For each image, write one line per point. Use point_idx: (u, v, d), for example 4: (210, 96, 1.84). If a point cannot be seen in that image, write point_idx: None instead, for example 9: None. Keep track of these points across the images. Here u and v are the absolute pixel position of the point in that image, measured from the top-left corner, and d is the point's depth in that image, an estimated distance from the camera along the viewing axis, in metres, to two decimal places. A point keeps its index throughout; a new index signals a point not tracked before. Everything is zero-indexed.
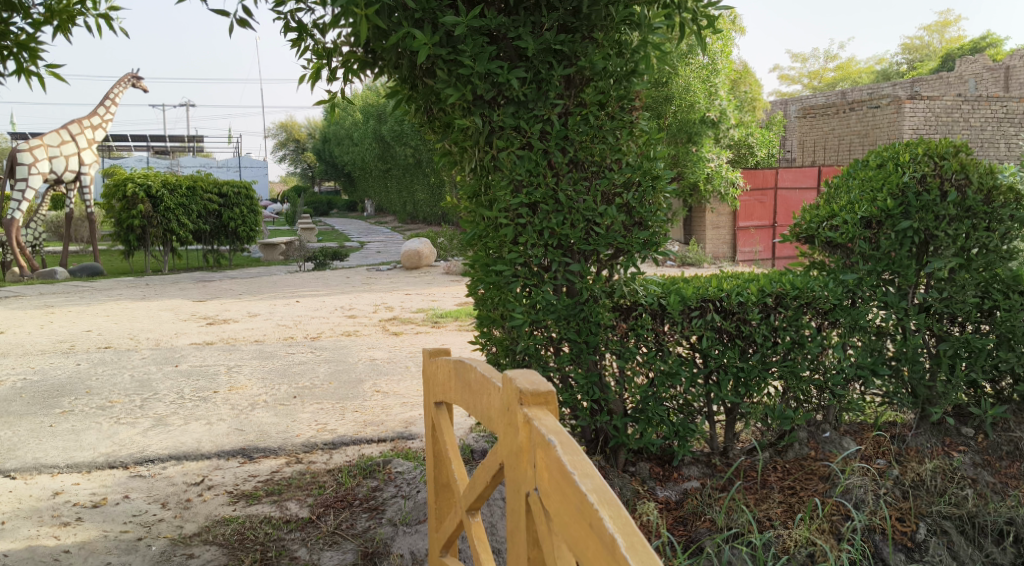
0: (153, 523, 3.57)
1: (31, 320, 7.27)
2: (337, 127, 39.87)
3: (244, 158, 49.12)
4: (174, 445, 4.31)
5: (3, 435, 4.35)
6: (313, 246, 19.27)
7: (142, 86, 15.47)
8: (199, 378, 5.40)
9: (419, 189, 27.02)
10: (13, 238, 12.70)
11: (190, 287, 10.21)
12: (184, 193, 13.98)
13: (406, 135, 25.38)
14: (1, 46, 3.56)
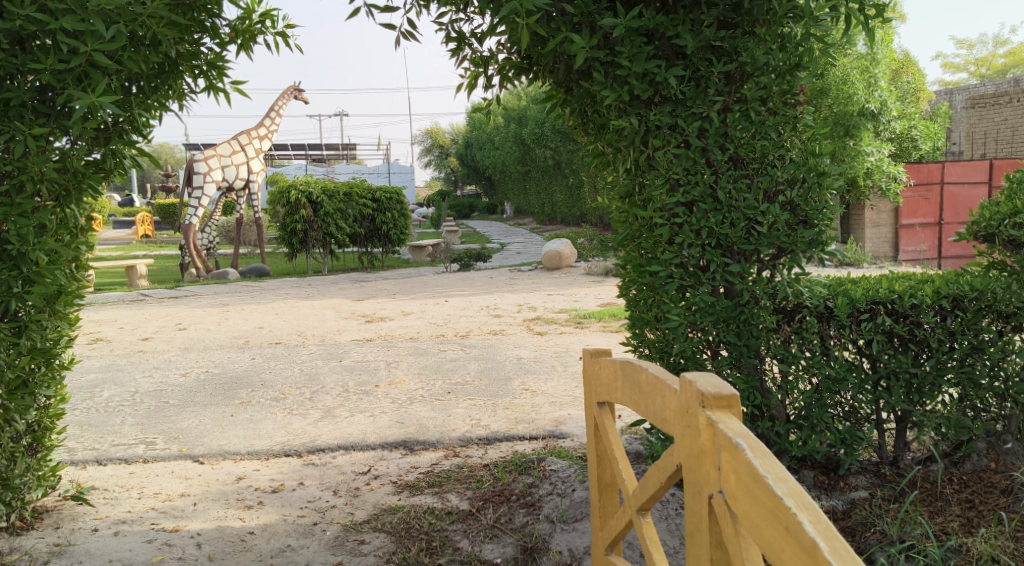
0: (326, 509, 3.78)
1: (210, 317, 7.86)
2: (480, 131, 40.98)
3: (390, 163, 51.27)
4: (343, 435, 4.55)
5: (191, 423, 4.72)
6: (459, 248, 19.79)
7: (304, 99, 16.35)
8: (361, 372, 5.68)
9: (557, 190, 27.16)
10: (192, 242, 13.71)
11: (347, 287, 10.71)
12: (342, 199, 14.71)
13: (546, 136, 25.54)
14: (193, 66, 3.81)
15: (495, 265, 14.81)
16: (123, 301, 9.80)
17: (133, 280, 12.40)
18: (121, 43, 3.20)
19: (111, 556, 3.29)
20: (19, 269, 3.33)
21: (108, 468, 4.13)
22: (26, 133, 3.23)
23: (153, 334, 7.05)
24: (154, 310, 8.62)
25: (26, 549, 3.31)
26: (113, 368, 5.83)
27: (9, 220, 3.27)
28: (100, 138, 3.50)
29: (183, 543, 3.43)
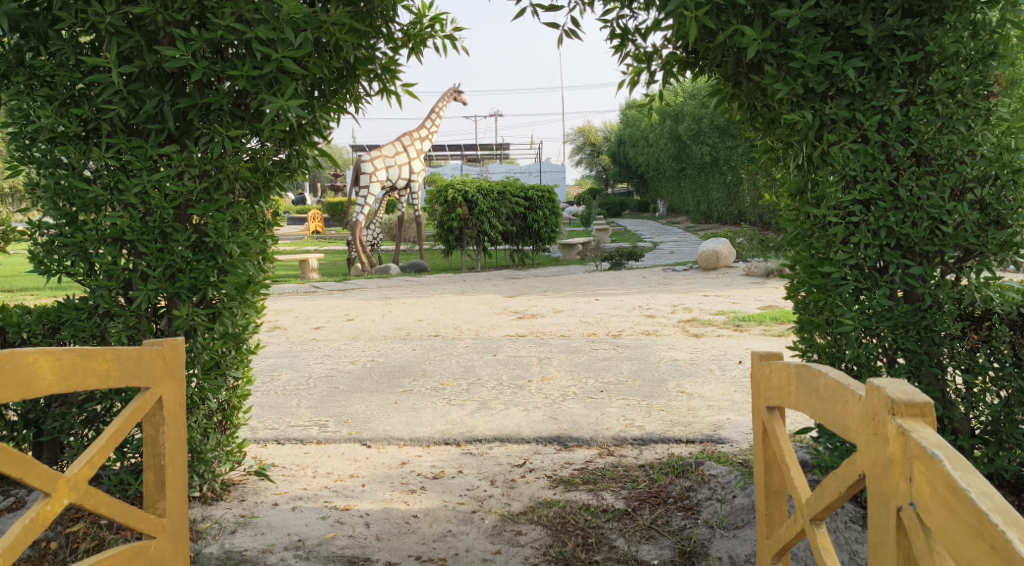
0: (485, 498, 3.86)
1: (374, 309, 8.26)
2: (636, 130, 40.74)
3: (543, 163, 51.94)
4: (499, 427, 4.65)
5: (358, 409, 4.97)
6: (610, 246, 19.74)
7: (462, 101, 16.80)
8: (515, 367, 5.78)
9: (712, 188, 26.54)
10: (358, 238, 14.47)
11: (501, 283, 10.93)
12: (496, 197, 15.00)
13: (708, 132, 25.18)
14: (369, 71, 4.00)
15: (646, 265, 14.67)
16: (297, 292, 10.46)
17: (306, 273, 13.22)
18: (308, 50, 3.40)
19: (290, 530, 3.52)
20: (216, 260, 3.62)
21: (286, 447, 4.41)
22: (224, 135, 3.50)
23: (324, 323, 7.47)
24: (324, 301, 9.14)
25: (216, 518, 3.59)
26: (289, 354, 6.23)
27: (208, 215, 3.55)
28: (287, 139, 3.74)
29: (353, 522, 3.61)
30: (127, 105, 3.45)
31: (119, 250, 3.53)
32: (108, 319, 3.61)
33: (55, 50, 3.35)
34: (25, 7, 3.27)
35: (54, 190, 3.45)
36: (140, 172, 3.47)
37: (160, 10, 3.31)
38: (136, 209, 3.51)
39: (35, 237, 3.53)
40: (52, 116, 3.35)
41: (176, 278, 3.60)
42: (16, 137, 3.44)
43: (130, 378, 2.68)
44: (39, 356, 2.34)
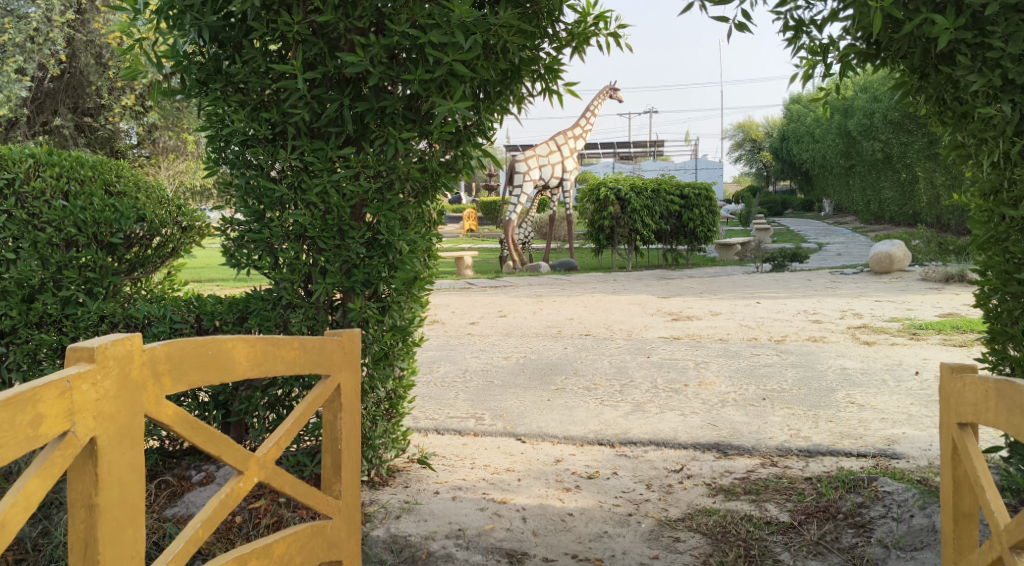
0: (641, 502, 3.81)
1: (526, 306, 8.37)
2: (800, 125, 39.18)
3: (696, 161, 50.91)
4: (654, 431, 4.58)
5: (513, 404, 5.05)
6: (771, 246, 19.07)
7: (617, 98, 16.69)
8: (671, 370, 5.68)
9: (886, 186, 25.06)
10: (511, 237, 14.70)
11: (654, 284, 10.77)
12: (649, 196, 14.83)
13: (877, 126, 23.72)
14: (533, 71, 3.97)
15: (809, 267, 14.07)
16: (452, 288, 10.76)
17: (461, 269, 13.58)
18: (477, 53, 3.45)
19: (451, 519, 3.62)
20: (387, 257, 3.79)
21: (445, 437, 4.55)
22: (396, 137, 3.64)
23: (479, 319, 7.65)
24: (478, 297, 9.35)
25: (382, 502, 3.75)
26: (446, 348, 6.42)
27: (381, 213, 3.71)
28: (454, 141, 3.84)
29: (511, 515, 3.66)
30: (311, 109, 3.65)
31: (301, 246, 3.75)
32: (289, 310, 3.85)
33: (248, 58, 3.58)
34: (224, 19, 3.51)
35: (245, 189, 3.72)
36: (321, 173, 3.67)
37: (342, 18, 3.46)
38: (316, 207, 3.71)
39: (226, 233, 3.81)
40: (245, 121, 3.60)
41: (351, 273, 3.80)
42: (212, 139, 3.72)
43: (313, 365, 2.84)
44: (236, 343, 2.52)
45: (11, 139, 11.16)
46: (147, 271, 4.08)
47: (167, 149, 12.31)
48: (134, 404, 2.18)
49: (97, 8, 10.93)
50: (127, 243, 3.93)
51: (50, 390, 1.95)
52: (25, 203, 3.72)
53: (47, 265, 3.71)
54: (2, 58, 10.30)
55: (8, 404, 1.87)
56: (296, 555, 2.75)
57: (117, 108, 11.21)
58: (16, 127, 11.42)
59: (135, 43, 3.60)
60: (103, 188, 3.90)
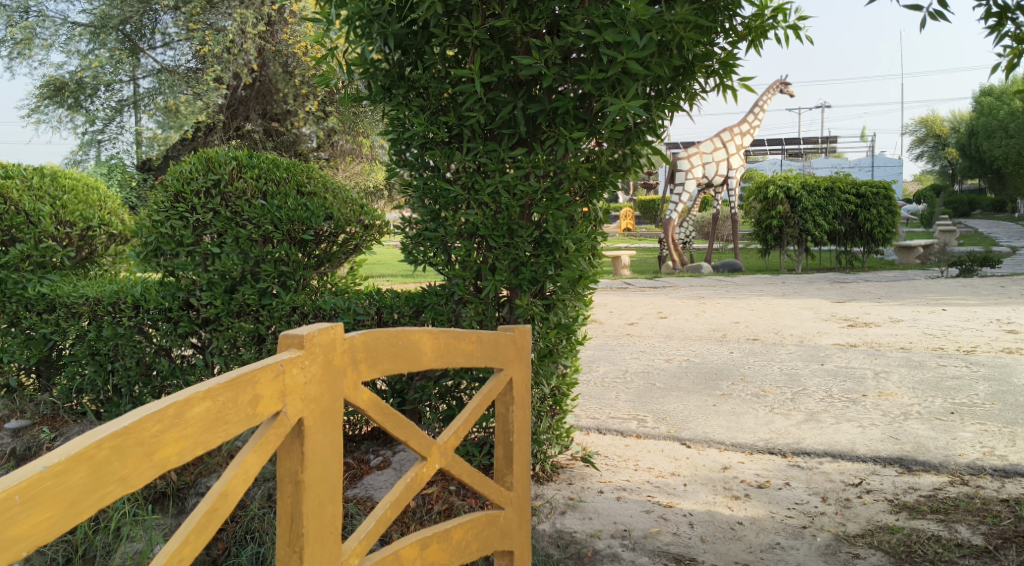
0: (816, 514, 3.66)
1: (688, 307, 8.24)
2: (990, 119, 36.27)
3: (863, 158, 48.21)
4: (829, 442, 4.38)
5: (677, 407, 4.98)
6: (957, 249, 17.76)
7: (788, 93, 16.11)
8: (846, 379, 5.42)
9: None
10: (671, 236, 14.48)
11: (825, 287, 10.30)
12: (823, 194, 14.19)
13: None
14: (708, 67, 3.86)
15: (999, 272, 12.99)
16: (611, 287, 10.75)
17: (618, 269, 13.54)
18: (652, 51, 3.38)
19: (616, 518, 3.61)
20: (553, 255, 3.78)
21: (607, 437, 4.55)
22: (567, 137, 3.63)
23: (639, 319, 7.60)
24: (639, 297, 9.30)
25: (547, 497, 3.79)
26: (607, 348, 6.42)
27: (549, 213, 3.72)
28: (623, 139, 3.76)
29: (677, 520, 3.61)
30: (486, 111, 3.72)
31: (472, 244, 3.85)
32: (461, 305, 3.96)
33: (429, 64, 3.73)
34: (408, 27, 3.65)
35: (422, 190, 3.88)
36: (494, 174, 3.73)
37: (519, 22, 3.51)
38: (489, 207, 3.77)
39: (405, 232, 4.00)
40: (424, 124, 3.74)
41: (519, 271, 3.83)
42: (394, 143, 3.92)
43: (489, 359, 2.92)
44: (422, 335, 2.64)
45: (209, 143, 12.12)
46: (332, 267, 4.33)
47: (345, 152, 12.86)
48: (334, 389, 2.32)
49: (285, 19, 11.57)
50: (316, 240, 4.23)
51: (266, 372, 2.11)
52: (229, 202, 4.08)
53: (247, 258, 4.04)
54: (205, 70, 11.27)
55: (233, 383, 2.04)
56: (470, 542, 2.83)
57: (301, 113, 11.86)
58: (213, 132, 12.37)
59: (328, 51, 3.83)
60: (296, 188, 4.18)
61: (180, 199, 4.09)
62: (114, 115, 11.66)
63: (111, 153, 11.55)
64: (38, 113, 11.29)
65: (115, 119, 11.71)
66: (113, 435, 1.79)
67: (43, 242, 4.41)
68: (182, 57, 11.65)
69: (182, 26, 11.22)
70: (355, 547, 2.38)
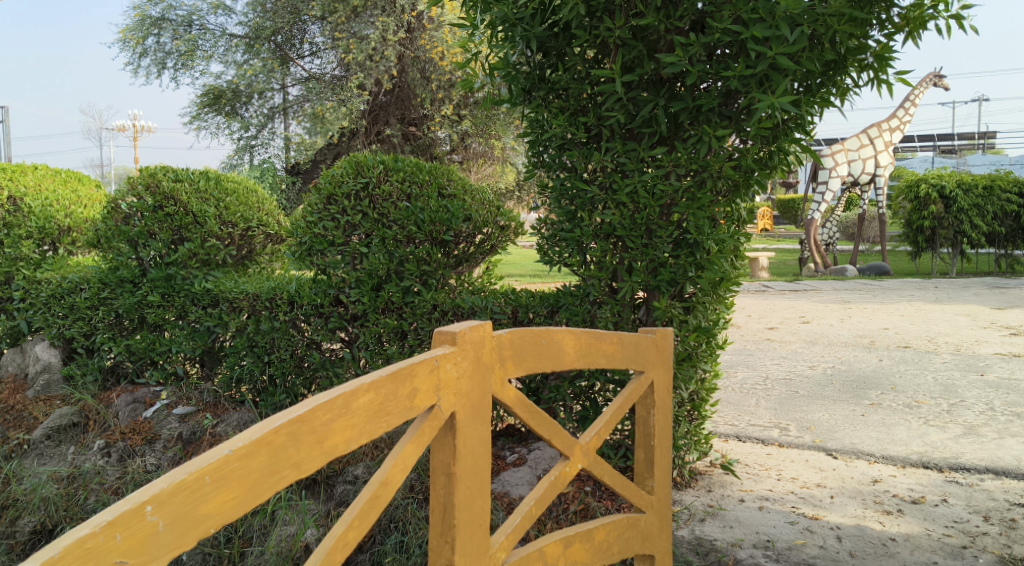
0: (977, 534, 3.43)
1: (833, 312, 7.91)
2: None
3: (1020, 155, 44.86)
4: (992, 458, 4.10)
5: (822, 416, 4.79)
6: None
7: (943, 86, 15.19)
8: (1010, 392, 5.05)
9: None
10: (813, 237, 13.89)
11: (984, 293, 9.66)
12: (981, 193, 13.27)
13: None
14: (862, 61, 3.67)
15: None
16: (750, 290, 10.48)
17: (756, 271, 13.22)
18: (804, 45, 3.27)
19: (758, 528, 3.52)
20: (695, 257, 3.71)
21: (748, 445, 4.43)
22: (711, 135, 3.54)
23: (779, 324, 7.36)
24: (779, 301, 9.01)
25: (687, 503, 3.73)
26: (746, 353, 6.26)
27: (690, 212, 3.65)
28: (770, 136, 3.63)
29: (824, 533, 3.48)
30: (626, 111, 3.69)
31: (609, 245, 3.81)
32: (597, 306, 3.92)
33: (570, 65, 3.71)
34: (550, 29, 3.65)
35: (559, 191, 3.88)
36: (633, 173, 3.69)
37: (663, 19, 3.47)
38: (627, 207, 3.74)
39: (541, 232, 4.00)
40: (563, 125, 3.74)
41: (657, 272, 3.77)
42: (532, 144, 3.94)
43: (630, 361, 2.86)
44: (565, 335, 2.62)
45: (353, 148, 12.65)
46: (469, 266, 4.43)
47: (478, 155, 13.11)
48: (483, 385, 2.36)
49: (424, 26, 11.79)
50: (456, 239, 4.31)
51: (423, 366, 2.18)
52: (376, 205, 4.27)
53: (392, 257, 4.22)
54: (349, 78, 11.77)
55: (394, 376, 2.12)
56: (612, 544, 2.82)
57: (437, 117, 12.19)
58: (356, 136, 12.89)
59: (472, 56, 3.89)
60: (437, 191, 4.29)
61: (331, 201, 4.31)
62: (266, 122, 12.38)
63: (263, 157, 12.29)
64: (199, 121, 12.13)
65: (267, 125, 12.43)
66: (289, 422, 1.90)
67: (208, 242, 4.68)
68: (328, 66, 12.23)
69: (328, 35, 11.77)
70: (502, 541, 2.42)
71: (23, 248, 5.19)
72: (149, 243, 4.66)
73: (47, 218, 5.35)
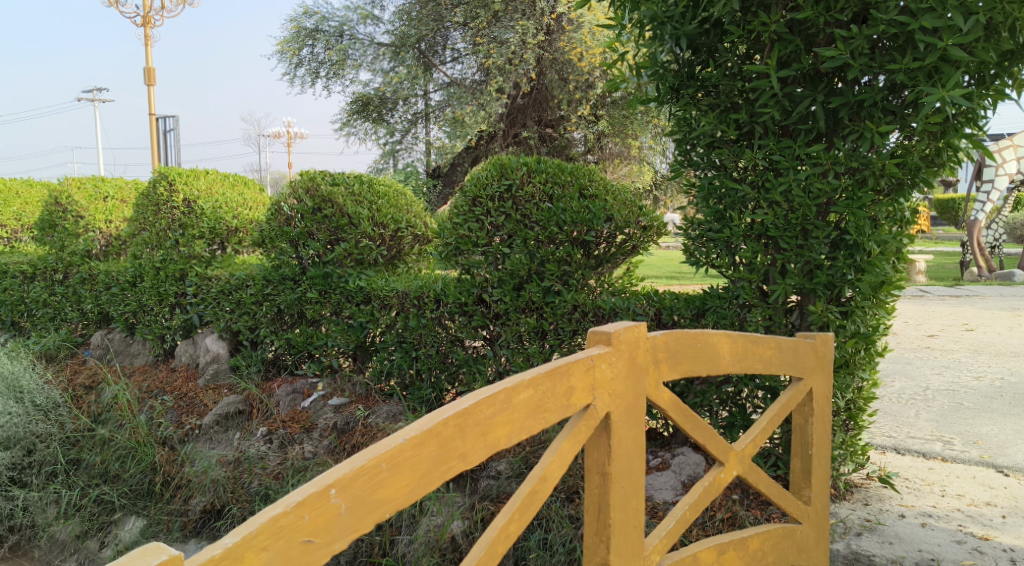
0: None
1: (1000, 320, 7.38)
2: None
3: None
4: None
5: (990, 431, 4.47)
6: None
7: None
8: None
9: None
10: (976, 238, 12.98)
11: None
12: None
13: None
14: None
15: None
16: (906, 295, 9.93)
17: (912, 274, 12.50)
18: (979, 34, 3.06)
19: (921, 546, 3.33)
20: (854, 258, 3.57)
21: (907, 459, 4.20)
22: (875, 131, 3.39)
23: (939, 331, 6.94)
24: (938, 307, 8.50)
25: (842, 516, 3.58)
26: (902, 361, 5.94)
27: (849, 212, 3.51)
28: (937, 132, 3.43)
29: (996, 555, 3.25)
30: (781, 107, 3.58)
31: (760, 245, 3.71)
32: (747, 309, 3.82)
33: (722, 62, 3.64)
34: (700, 25, 3.60)
35: (708, 190, 3.81)
36: (787, 171, 3.58)
37: (822, 12, 3.34)
38: (780, 206, 3.63)
39: (688, 233, 3.93)
40: (713, 123, 3.68)
41: (813, 275, 3.63)
42: (680, 143, 3.88)
43: (788, 366, 2.76)
44: (721, 338, 2.54)
45: (490, 151, 12.90)
46: (610, 267, 4.38)
47: (614, 155, 13.04)
48: (641, 386, 2.32)
49: (563, 28, 11.80)
50: (597, 241, 4.30)
51: (580, 365, 2.18)
52: (519, 206, 4.32)
53: (533, 258, 4.28)
54: (489, 82, 11.98)
55: (552, 373, 2.13)
56: (768, 553, 2.74)
57: (574, 119, 12.26)
58: (494, 139, 13.14)
59: (618, 55, 3.86)
60: (578, 191, 4.28)
61: (477, 203, 4.41)
62: (409, 127, 12.87)
63: (406, 161, 12.76)
64: (348, 127, 12.75)
65: (410, 130, 12.91)
66: (455, 414, 1.96)
67: (362, 242, 4.89)
68: (468, 71, 12.50)
69: (469, 41, 12.06)
70: (656, 544, 2.39)
71: (196, 247, 5.60)
72: (309, 243, 4.95)
73: (217, 219, 5.71)
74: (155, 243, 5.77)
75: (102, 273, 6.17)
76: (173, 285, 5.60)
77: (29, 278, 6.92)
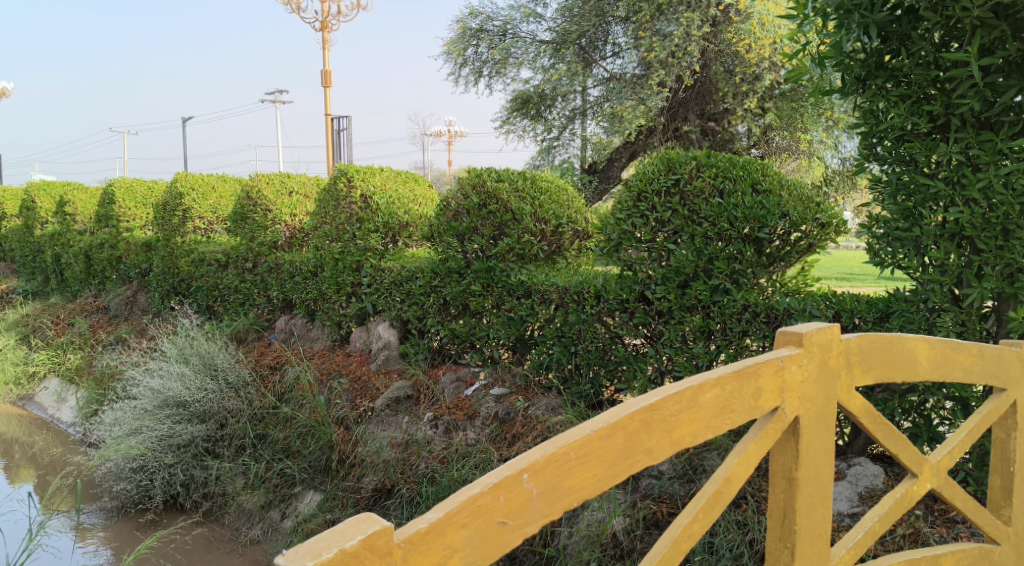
0: None
1: None
2: None
3: None
4: None
5: None
6: None
7: None
8: None
9: None
10: None
11: None
12: None
13: None
14: None
15: None
16: None
17: None
18: None
19: None
20: None
21: None
22: None
23: None
24: None
25: None
26: None
27: None
28: None
29: None
30: (982, 98, 3.35)
31: (954, 245, 3.49)
32: (936, 313, 3.60)
33: (915, 50, 3.44)
34: (892, 12, 3.43)
35: (895, 185, 3.62)
36: (987, 166, 3.35)
37: None
38: (978, 204, 3.40)
39: (872, 231, 3.75)
40: (904, 115, 3.50)
41: (1014, 278, 3.37)
42: (865, 136, 3.70)
43: (990, 376, 2.58)
44: (919, 343, 2.40)
45: (651, 146, 12.74)
46: (783, 266, 4.23)
47: (781, 149, 12.55)
48: (831, 391, 2.23)
49: (730, 19, 11.44)
50: (770, 238, 4.16)
51: (769, 366, 2.12)
52: (687, 201, 4.26)
53: (700, 255, 4.21)
54: (651, 75, 11.86)
55: (740, 373, 2.08)
56: None
57: (740, 111, 11.74)
58: (653, 134, 12.99)
59: (800, 46, 3.71)
60: (751, 186, 4.16)
61: (641, 199, 4.38)
62: (567, 123, 12.96)
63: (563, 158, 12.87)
64: (509, 124, 13.00)
65: (568, 126, 12.99)
66: (642, 409, 1.96)
67: (524, 237, 4.97)
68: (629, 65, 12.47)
69: (631, 35, 11.97)
70: (844, 555, 2.29)
71: (371, 240, 5.89)
72: (474, 238, 5.10)
73: (391, 214, 5.98)
74: (335, 235, 6.12)
75: (287, 263, 6.63)
76: (350, 276, 5.94)
77: (223, 265, 7.55)
